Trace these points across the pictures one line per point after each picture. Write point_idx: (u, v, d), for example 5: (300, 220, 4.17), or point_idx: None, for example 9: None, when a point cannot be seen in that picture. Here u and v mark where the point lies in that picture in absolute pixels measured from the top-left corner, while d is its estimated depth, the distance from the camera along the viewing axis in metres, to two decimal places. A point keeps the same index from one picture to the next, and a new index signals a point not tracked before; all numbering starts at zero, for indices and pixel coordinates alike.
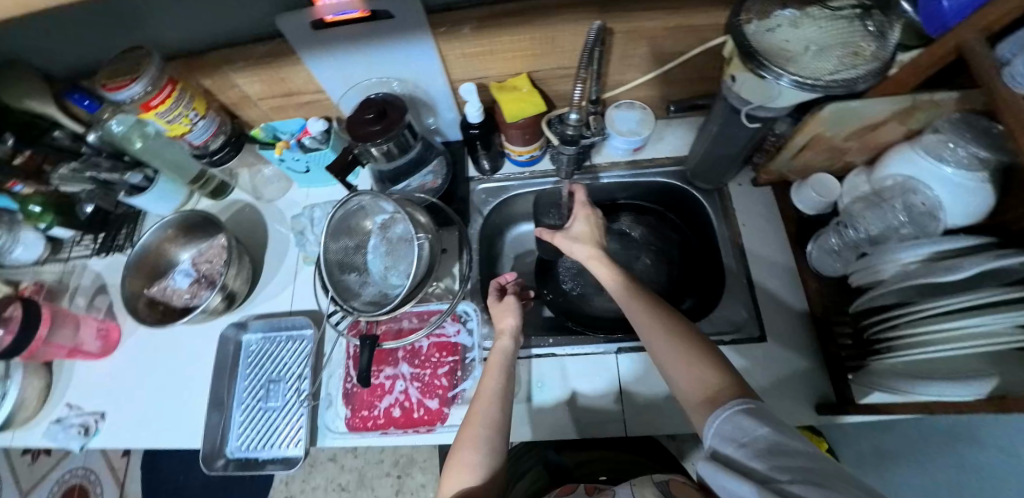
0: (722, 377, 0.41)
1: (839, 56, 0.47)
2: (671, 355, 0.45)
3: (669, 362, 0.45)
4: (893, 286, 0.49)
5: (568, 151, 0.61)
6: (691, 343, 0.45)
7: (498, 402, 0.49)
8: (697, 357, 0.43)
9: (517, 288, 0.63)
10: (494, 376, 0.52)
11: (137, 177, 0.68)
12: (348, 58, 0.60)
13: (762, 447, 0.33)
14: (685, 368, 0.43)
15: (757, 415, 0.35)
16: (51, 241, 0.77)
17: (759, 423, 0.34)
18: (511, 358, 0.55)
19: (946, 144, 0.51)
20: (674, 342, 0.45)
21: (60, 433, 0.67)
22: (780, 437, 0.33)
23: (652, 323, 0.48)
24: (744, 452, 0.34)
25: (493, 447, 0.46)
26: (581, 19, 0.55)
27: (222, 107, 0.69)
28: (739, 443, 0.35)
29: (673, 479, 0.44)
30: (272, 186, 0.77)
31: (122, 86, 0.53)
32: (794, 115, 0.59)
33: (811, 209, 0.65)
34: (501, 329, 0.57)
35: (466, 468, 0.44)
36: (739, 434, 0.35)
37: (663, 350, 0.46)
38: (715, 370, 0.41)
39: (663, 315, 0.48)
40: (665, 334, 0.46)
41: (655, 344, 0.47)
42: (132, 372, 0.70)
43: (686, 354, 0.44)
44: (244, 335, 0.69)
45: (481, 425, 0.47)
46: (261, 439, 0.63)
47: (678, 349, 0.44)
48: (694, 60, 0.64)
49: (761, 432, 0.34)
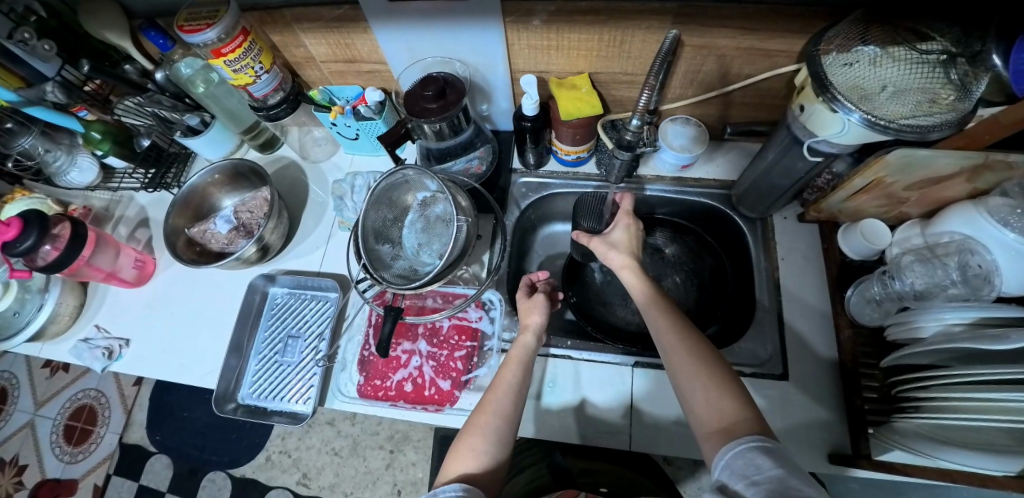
0: (741, 409, 0.40)
1: (918, 101, 0.45)
2: (690, 377, 0.44)
3: (687, 384, 0.44)
4: (932, 347, 0.47)
5: (623, 156, 0.60)
6: (715, 371, 0.44)
7: (512, 394, 0.50)
8: (718, 385, 0.42)
9: (547, 287, 0.64)
10: (512, 371, 0.53)
11: (194, 119, 0.71)
12: (417, 34, 0.61)
13: (770, 486, 0.31)
14: (704, 394, 0.42)
15: (771, 454, 0.34)
16: (105, 169, 0.80)
17: (774, 464, 0.33)
18: (532, 355, 0.55)
19: (1012, 210, 0.49)
20: (696, 365, 0.44)
21: (85, 352, 0.69)
22: (794, 483, 0.31)
23: (677, 342, 0.47)
24: (752, 489, 0.32)
25: (501, 439, 0.46)
26: (654, 27, 0.54)
27: (285, 64, 0.71)
28: (749, 481, 0.33)
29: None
30: (320, 147, 0.79)
31: (196, 29, 0.55)
32: (855, 156, 0.58)
33: (857, 255, 0.63)
34: (526, 325, 0.58)
35: (472, 453, 0.44)
36: (750, 471, 0.33)
37: (683, 371, 0.45)
38: (735, 401, 0.41)
39: (689, 336, 0.47)
40: (687, 355, 0.45)
41: (677, 366, 0.46)
42: (162, 304, 0.73)
43: (706, 380, 0.43)
44: (271, 287, 0.71)
45: (493, 415, 0.47)
46: (272, 390, 0.65)
47: (700, 373, 0.44)
48: (759, 85, 0.63)
49: (772, 473, 0.32)
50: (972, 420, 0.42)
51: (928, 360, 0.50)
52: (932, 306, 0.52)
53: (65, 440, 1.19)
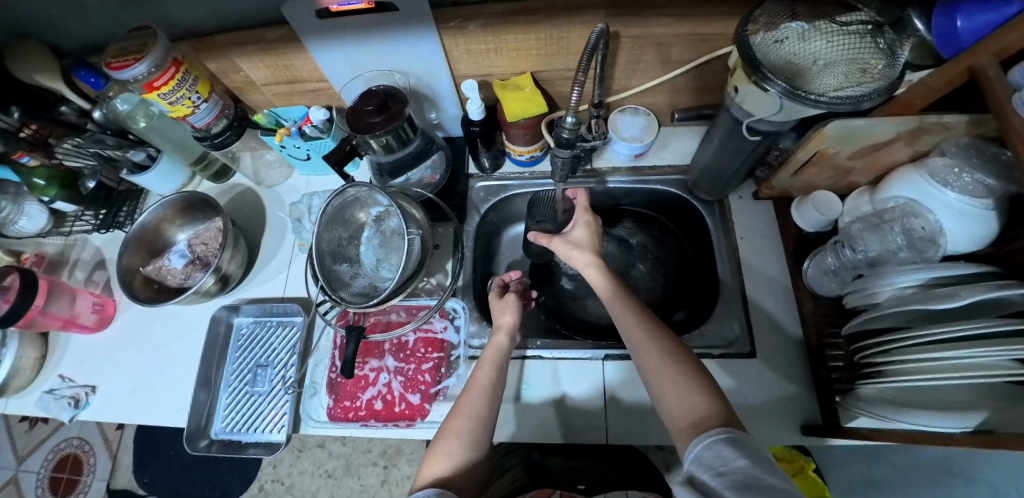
0: (711, 403, 0.40)
1: (846, 73, 0.46)
2: (660, 375, 0.44)
3: (657, 381, 0.44)
4: (895, 307, 0.48)
5: (563, 154, 0.59)
6: (684, 367, 0.44)
7: (487, 395, 0.49)
8: (687, 379, 0.42)
9: (519, 287, 0.64)
10: (486, 371, 0.52)
11: (139, 154, 0.70)
12: (353, 48, 0.60)
13: (735, 477, 0.31)
14: (674, 391, 0.42)
15: (737, 445, 0.34)
16: (56, 214, 0.77)
17: (740, 455, 0.33)
18: (506, 355, 0.54)
19: (951, 169, 0.50)
20: (665, 359, 0.44)
21: (50, 403, 0.67)
22: (756, 471, 0.31)
23: (645, 340, 0.47)
24: (718, 481, 0.32)
25: (475, 441, 0.45)
26: (587, 22, 0.54)
27: (227, 90, 0.70)
28: (715, 472, 0.33)
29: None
30: (273, 171, 0.78)
31: (125, 65, 0.53)
32: (798, 130, 0.58)
33: (811, 227, 0.64)
34: (500, 325, 0.57)
35: (445, 456, 0.44)
36: (717, 463, 0.34)
37: (653, 369, 0.45)
38: (703, 394, 0.41)
39: (657, 333, 0.47)
40: (656, 352, 0.45)
41: (647, 363, 0.46)
42: (124, 347, 0.71)
43: (674, 376, 0.43)
44: (235, 317, 0.70)
45: (467, 417, 0.47)
46: (246, 422, 0.64)
47: (669, 369, 0.44)
48: (700, 69, 0.63)
49: (738, 463, 0.33)
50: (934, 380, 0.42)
51: (887, 324, 0.51)
52: (886, 270, 0.52)
53: (52, 492, 1.16)
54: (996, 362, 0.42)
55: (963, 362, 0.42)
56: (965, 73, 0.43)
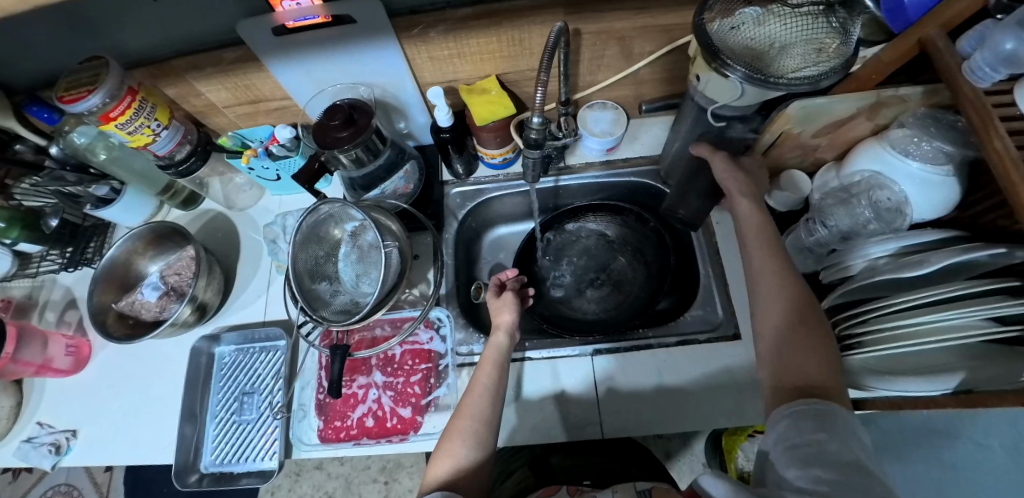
0: (828, 375, 0.38)
1: (801, 54, 0.47)
2: (777, 334, 0.43)
3: (770, 343, 0.43)
4: (868, 278, 0.49)
5: (534, 154, 0.59)
6: (809, 332, 0.41)
7: (489, 395, 0.49)
8: (809, 347, 0.40)
9: (517, 285, 0.64)
10: (487, 371, 0.51)
11: (103, 188, 0.68)
12: (313, 63, 0.59)
13: (807, 450, 0.33)
14: (788, 352, 0.41)
15: (815, 416, 0.34)
16: (19, 256, 0.74)
17: (815, 428, 0.34)
18: (506, 354, 0.54)
19: (911, 139, 0.51)
20: (792, 323, 0.42)
21: (30, 452, 0.65)
22: (829, 447, 0.32)
23: (779, 301, 0.44)
24: (789, 453, 0.34)
25: (480, 441, 0.45)
26: (547, 21, 0.54)
27: (187, 115, 0.69)
28: (788, 444, 0.34)
29: (655, 486, 0.47)
30: (244, 193, 0.77)
31: (78, 97, 0.51)
32: (762, 113, 0.59)
33: (782, 206, 0.65)
34: (498, 324, 0.57)
35: (449, 458, 0.44)
36: (792, 435, 0.35)
37: (771, 329, 0.43)
38: (817, 363, 0.39)
39: (797, 297, 0.44)
40: (784, 307, 0.43)
41: (770, 318, 0.44)
42: (103, 386, 0.69)
43: (798, 338, 0.41)
44: (217, 347, 0.68)
45: (471, 417, 0.46)
46: (236, 452, 0.62)
47: (789, 329, 0.42)
48: (663, 59, 0.64)
49: (813, 436, 0.33)
50: (913, 344, 0.44)
51: (864, 296, 0.52)
52: (858, 242, 0.53)
53: None
54: (968, 322, 0.43)
55: (939, 324, 0.44)
56: (915, 46, 0.44)
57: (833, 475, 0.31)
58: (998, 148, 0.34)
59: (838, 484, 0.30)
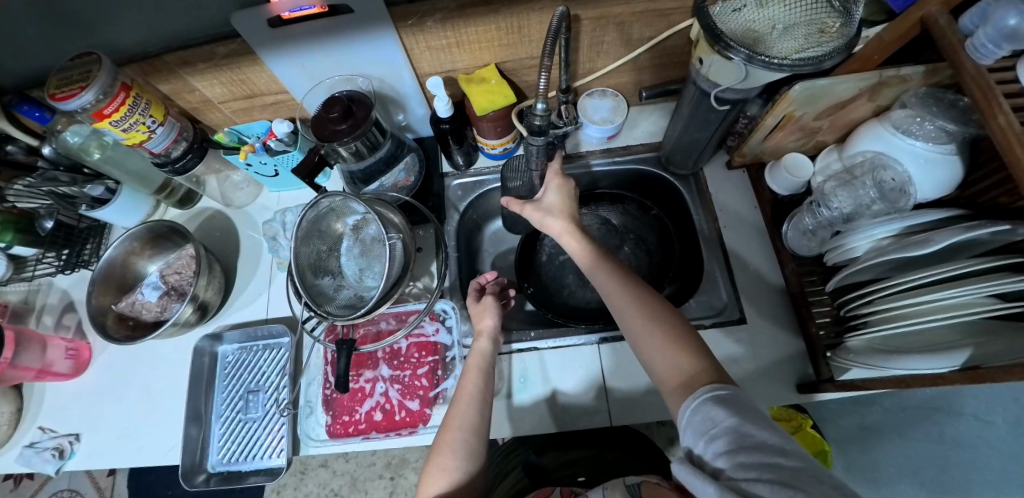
0: (697, 361, 0.39)
1: (805, 35, 0.46)
2: (647, 338, 0.43)
3: (642, 346, 0.43)
4: (872, 260, 0.49)
5: (537, 142, 0.58)
6: (666, 325, 0.43)
7: (476, 402, 0.48)
8: (675, 341, 0.41)
9: (497, 287, 0.63)
10: (472, 379, 0.51)
11: (98, 188, 0.67)
12: (311, 55, 0.58)
13: (727, 439, 0.31)
14: (661, 350, 0.41)
15: (725, 403, 0.33)
16: (13, 259, 0.73)
17: (728, 413, 0.32)
18: (491, 359, 0.54)
19: (914, 119, 0.52)
20: (646, 322, 0.44)
21: (33, 458, 0.64)
22: (749, 430, 0.31)
23: (628, 303, 0.46)
24: (712, 446, 0.32)
25: (471, 452, 0.44)
26: (546, 7, 0.53)
27: (182, 112, 0.68)
28: (708, 437, 0.32)
29: (646, 481, 0.43)
30: (241, 191, 0.76)
31: (71, 95, 0.50)
32: (764, 97, 0.58)
33: (784, 191, 0.65)
34: (481, 329, 0.57)
35: (442, 473, 0.43)
36: (707, 426, 0.33)
37: (639, 331, 0.44)
38: (693, 356, 0.40)
39: (640, 294, 0.46)
40: (633, 307, 0.45)
41: (631, 321, 0.45)
42: (106, 388, 0.68)
43: (661, 335, 0.42)
44: (219, 345, 0.68)
45: (459, 428, 0.46)
46: (242, 451, 0.62)
47: (652, 329, 0.43)
48: (662, 44, 0.63)
49: (727, 423, 0.32)
50: (915, 324, 0.44)
51: (867, 277, 0.53)
52: (860, 224, 0.54)
53: None
54: (971, 300, 0.43)
55: (937, 303, 0.44)
56: (917, 24, 0.44)
57: (765, 458, 0.29)
58: (1001, 122, 0.34)
59: (769, 464, 0.28)
